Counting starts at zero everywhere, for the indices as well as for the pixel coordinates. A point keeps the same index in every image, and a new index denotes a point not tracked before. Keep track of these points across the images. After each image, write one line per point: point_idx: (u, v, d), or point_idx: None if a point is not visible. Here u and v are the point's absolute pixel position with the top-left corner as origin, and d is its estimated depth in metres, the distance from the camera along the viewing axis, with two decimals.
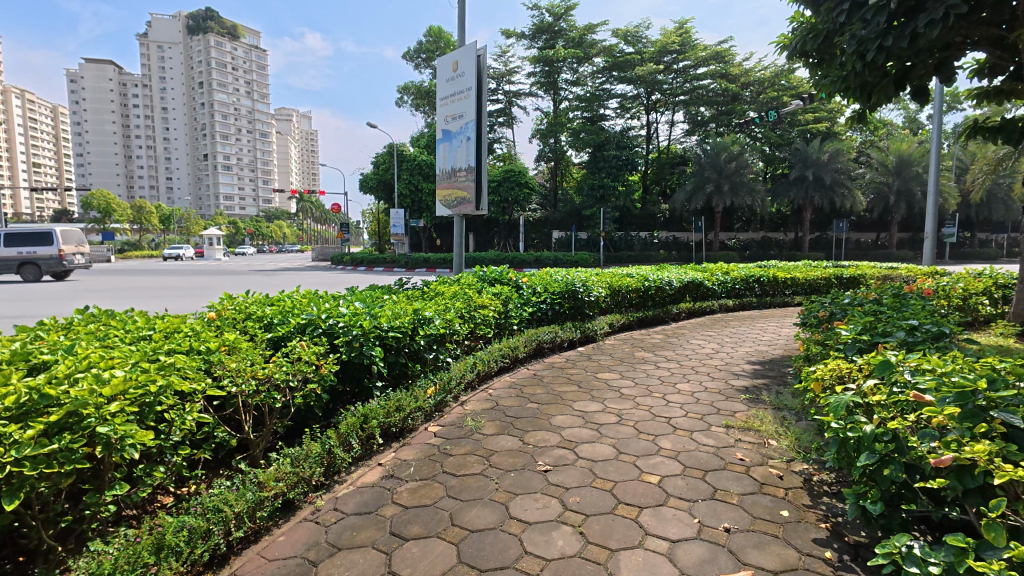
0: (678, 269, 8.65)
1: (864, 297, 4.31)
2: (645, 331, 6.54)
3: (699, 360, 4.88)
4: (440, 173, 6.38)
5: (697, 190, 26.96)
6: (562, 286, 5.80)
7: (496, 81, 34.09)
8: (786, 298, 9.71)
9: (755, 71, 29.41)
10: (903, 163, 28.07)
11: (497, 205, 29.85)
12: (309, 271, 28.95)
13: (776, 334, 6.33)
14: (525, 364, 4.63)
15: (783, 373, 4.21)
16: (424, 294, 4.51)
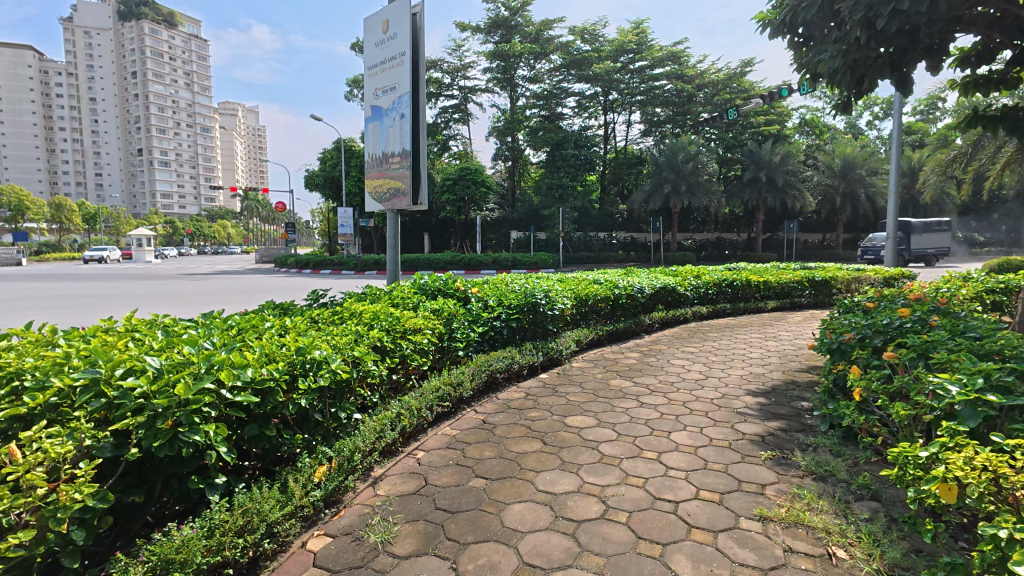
0: (648, 274, 7.79)
1: (891, 313, 3.51)
2: (616, 349, 5.58)
3: (691, 388, 3.96)
4: (368, 158, 5.18)
5: (655, 190, 26.74)
6: (521, 298, 4.76)
7: (450, 76, 32.89)
8: (759, 303, 9.02)
9: (709, 73, 29.59)
10: (848, 166, 28.79)
11: (453, 204, 28.53)
12: (249, 275, 26.79)
13: (764, 350, 5.52)
14: (474, 405, 3.57)
15: (800, 412, 3.31)
16: (333, 317, 3.35)
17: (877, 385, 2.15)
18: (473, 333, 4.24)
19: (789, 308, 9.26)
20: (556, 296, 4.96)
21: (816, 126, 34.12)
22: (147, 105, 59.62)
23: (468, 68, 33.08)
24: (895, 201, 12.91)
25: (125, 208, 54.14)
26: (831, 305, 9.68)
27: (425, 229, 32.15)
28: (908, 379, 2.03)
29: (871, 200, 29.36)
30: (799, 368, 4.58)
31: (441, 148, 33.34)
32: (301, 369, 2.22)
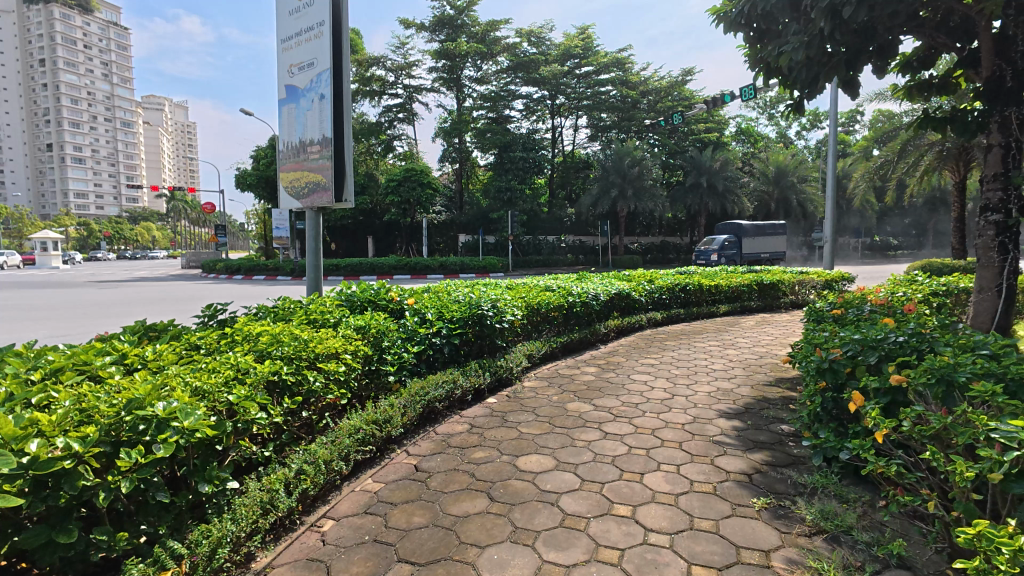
0: (601, 279, 7.39)
1: (871, 324, 3.19)
2: (572, 363, 5.07)
3: (658, 411, 3.50)
4: (282, 147, 4.40)
5: (602, 194, 26.91)
6: (465, 309, 4.17)
7: (394, 74, 31.82)
8: (711, 307, 8.85)
9: (652, 80, 30.29)
10: (781, 172, 30.21)
11: (397, 206, 27.46)
12: (173, 281, 24.56)
13: (725, 359, 5.20)
14: (405, 444, 2.94)
15: (785, 440, 2.90)
16: (221, 343, 2.62)
17: (903, 426, 1.73)
18: (408, 353, 3.59)
19: (739, 312, 9.16)
20: (504, 307, 4.40)
21: (750, 135, 35.68)
22: (57, 97, 54.31)
23: (412, 66, 32.12)
24: (832, 207, 13.36)
25: (30, 208, 48.85)
26: (778, 308, 9.70)
27: (369, 232, 30.79)
28: (948, 420, 1.61)
29: (802, 206, 30.91)
30: (767, 382, 4.22)
31: (384, 149, 32.11)
32: (130, 434, 1.51)
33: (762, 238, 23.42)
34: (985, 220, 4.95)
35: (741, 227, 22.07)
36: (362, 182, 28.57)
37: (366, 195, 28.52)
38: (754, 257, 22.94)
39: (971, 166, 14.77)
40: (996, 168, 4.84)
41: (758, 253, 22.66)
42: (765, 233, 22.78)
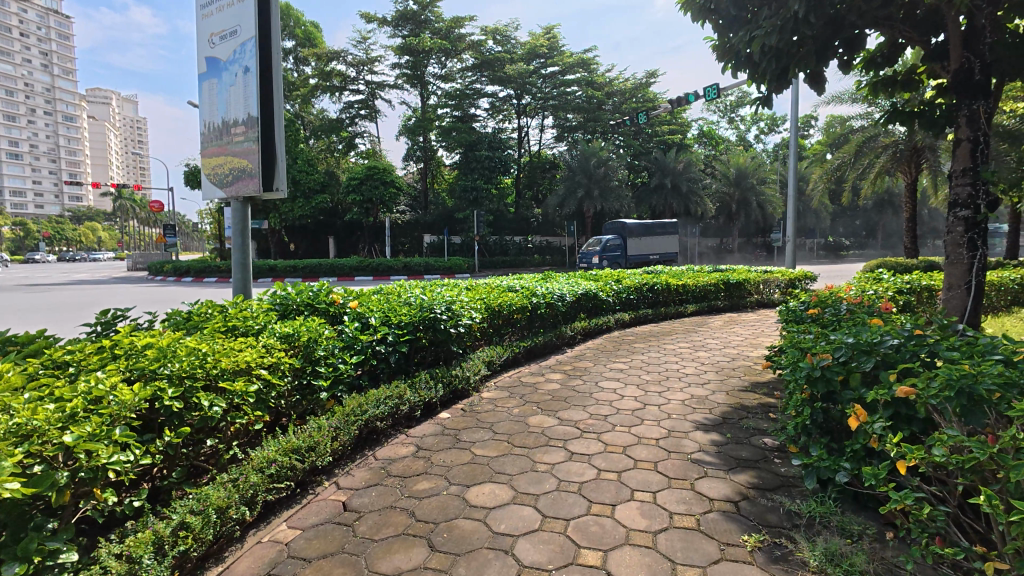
0: (567, 279, 7.06)
1: (855, 326, 2.93)
2: (537, 370, 4.67)
3: (631, 423, 3.16)
4: (203, 129, 3.84)
5: (569, 194, 26.81)
6: (416, 312, 3.72)
7: (356, 69, 30.86)
8: (679, 306, 8.66)
9: (616, 81, 30.46)
10: (741, 174, 30.89)
11: (360, 205, 26.55)
12: (116, 283, 23.04)
13: (697, 363, 4.92)
14: (336, 474, 2.48)
15: (770, 458, 2.59)
16: (95, 359, 2.11)
17: (939, 459, 1.42)
18: (346, 363, 3.13)
19: (706, 311, 9.01)
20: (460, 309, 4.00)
21: (712, 138, 36.39)
22: None
23: (375, 62, 31.28)
24: (793, 207, 13.51)
25: None
26: (744, 307, 9.60)
27: (330, 232, 29.77)
28: (994, 450, 1.30)
29: (762, 207, 31.68)
30: (743, 389, 3.92)
31: (346, 146, 31.11)
32: None
33: (649, 238, 22.47)
34: (954, 217, 4.83)
35: (624, 226, 21.11)
36: (322, 180, 27.57)
37: (326, 194, 27.53)
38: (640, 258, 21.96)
39: (922, 169, 15.24)
40: (965, 163, 4.71)
41: (646, 255, 21.70)
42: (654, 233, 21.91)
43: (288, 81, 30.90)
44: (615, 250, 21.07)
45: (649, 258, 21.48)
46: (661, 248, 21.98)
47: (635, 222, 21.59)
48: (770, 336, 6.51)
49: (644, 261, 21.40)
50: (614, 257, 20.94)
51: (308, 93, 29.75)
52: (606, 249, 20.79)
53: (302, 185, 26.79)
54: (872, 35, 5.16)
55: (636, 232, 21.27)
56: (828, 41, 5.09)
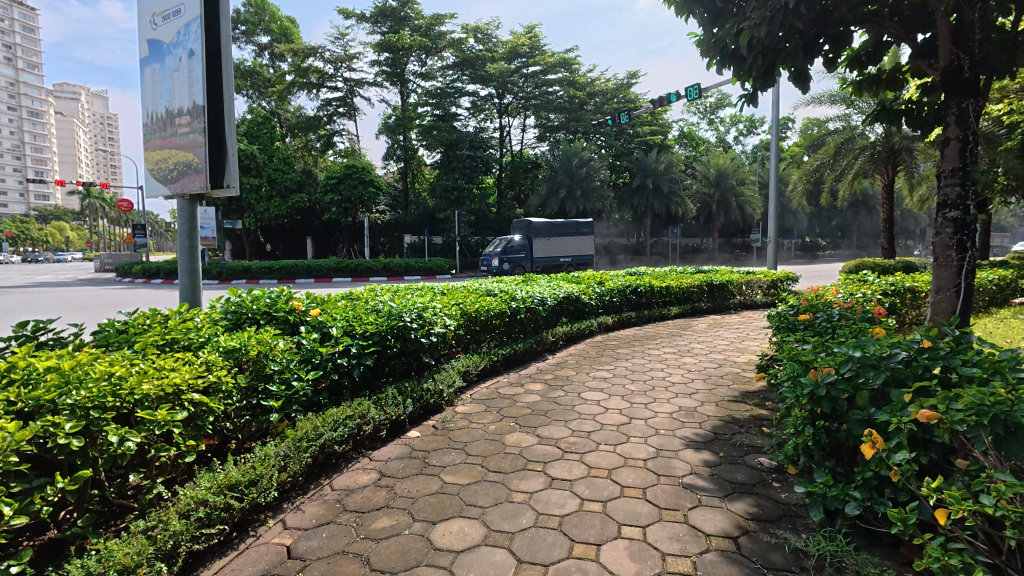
0: (548, 281, 6.83)
1: (856, 336, 2.72)
2: (517, 379, 4.41)
3: (616, 441, 2.92)
4: (146, 119, 3.48)
5: (551, 195, 26.66)
6: (384, 321, 3.43)
7: (334, 66, 30.20)
8: (662, 308, 8.50)
9: (598, 81, 30.39)
10: (721, 175, 31.11)
11: (338, 204, 25.95)
12: (81, 285, 22.16)
13: (684, 369, 4.72)
14: (284, 511, 2.18)
15: (769, 481, 2.37)
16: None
17: (998, 511, 1.18)
18: (302, 380, 2.83)
19: (690, 313, 8.86)
20: (432, 318, 3.72)
21: (692, 139, 36.62)
22: None
23: (353, 59, 30.65)
24: (774, 207, 13.52)
25: None
26: (727, 309, 9.48)
27: (308, 232, 29.08)
28: None
29: (741, 208, 31.93)
30: (733, 399, 3.71)
31: (324, 145, 30.43)
32: None
33: (559, 239, 20.65)
34: (943, 217, 4.72)
35: (531, 226, 19.46)
36: (299, 179, 26.90)
37: (303, 193, 26.86)
38: (549, 261, 20.16)
39: (899, 170, 15.39)
40: (954, 162, 4.60)
41: (556, 258, 20.02)
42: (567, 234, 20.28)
43: (263, 78, 30.14)
44: (522, 252, 19.44)
45: (561, 261, 19.87)
46: (574, 250, 20.34)
47: (544, 222, 19.95)
48: (757, 339, 6.37)
49: (554, 265, 19.73)
50: (520, 260, 19.33)
51: (285, 90, 29.03)
52: (511, 251, 19.17)
53: (278, 184, 26.10)
54: (859, 33, 5.06)
55: (546, 233, 19.64)
56: (816, 36, 4.97)
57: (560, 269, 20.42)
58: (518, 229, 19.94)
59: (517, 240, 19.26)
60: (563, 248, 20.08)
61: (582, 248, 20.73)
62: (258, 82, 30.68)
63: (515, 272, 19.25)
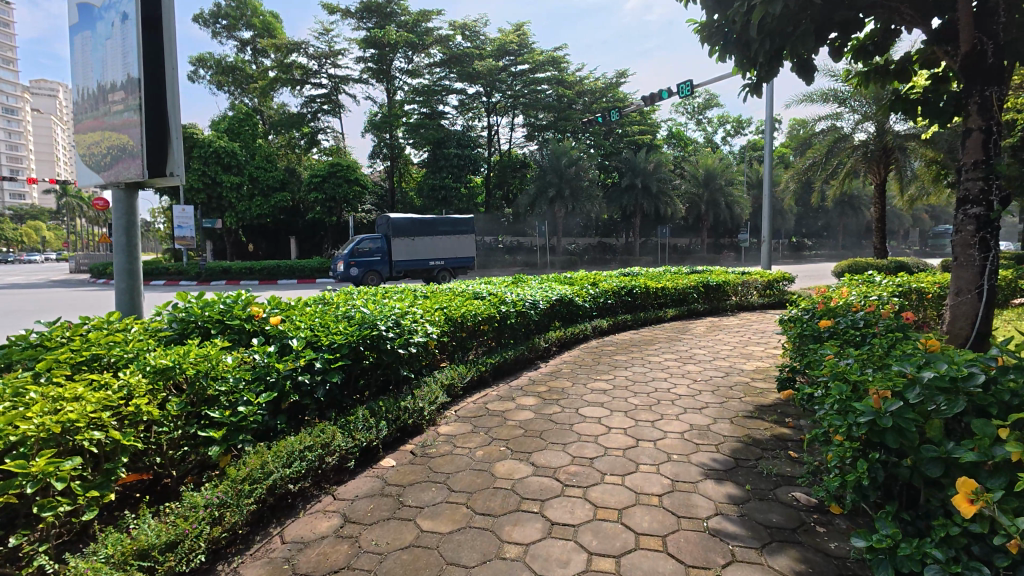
0: (539, 283, 6.43)
1: (905, 350, 2.34)
2: (509, 393, 3.97)
3: (623, 470, 2.51)
4: (76, 97, 3.00)
5: (539, 194, 26.30)
6: (354, 330, 2.98)
7: (318, 62, 29.51)
8: (658, 310, 8.13)
9: (586, 80, 30.06)
10: (710, 175, 30.96)
11: (322, 203, 25.29)
12: (52, 287, 21.25)
13: (689, 379, 4.34)
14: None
15: (812, 524, 1.99)
16: None
17: None
18: (253, 404, 2.37)
19: (686, 316, 8.50)
20: (410, 326, 3.28)
21: (680, 139, 36.52)
22: None
23: (338, 55, 29.99)
24: (768, 205, 13.25)
25: None
26: (724, 311, 9.14)
27: (292, 232, 28.35)
28: None
29: (730, 208, 31.77)
30: (749, 415, 3.33)
31: (308, 143, 29.72)
32: None
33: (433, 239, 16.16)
34: (963, 214, 4.41)
35: (390, 223, 15.25)
36: (281, 178, 26.19)
37: (286, 192, 26.15)
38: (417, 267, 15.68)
39: (891, 169, 15.21)
40: (976, 155, 4.29)
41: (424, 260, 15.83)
42: (440, 232, 15.88)
43: (245, 74, 29.39)
44: (375, 255, 15.12)
45: (432, 266, 15.70)
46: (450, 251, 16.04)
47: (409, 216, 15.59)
48: (760, 343, 6.02)
49: (421, 271, 15.48)
50: (374, 265, 15.01)
51: (267, 86, 28.27)
52: (361, 253, 14.82)
53: (261, 182, 25.39)
54: (870, 19, 4.75)
55: (414, 231, 15.40)
56: (824, 22, 4.67)
57: (431, 275, 16.16)
58: (379, 226, 15.69)
59: (370, 240, 14.95)
60: (433, 249, 15.74)
61: (463, 249, 16.34)
62: (240, 78, 29.91)
63: (365, 281, 15.02)
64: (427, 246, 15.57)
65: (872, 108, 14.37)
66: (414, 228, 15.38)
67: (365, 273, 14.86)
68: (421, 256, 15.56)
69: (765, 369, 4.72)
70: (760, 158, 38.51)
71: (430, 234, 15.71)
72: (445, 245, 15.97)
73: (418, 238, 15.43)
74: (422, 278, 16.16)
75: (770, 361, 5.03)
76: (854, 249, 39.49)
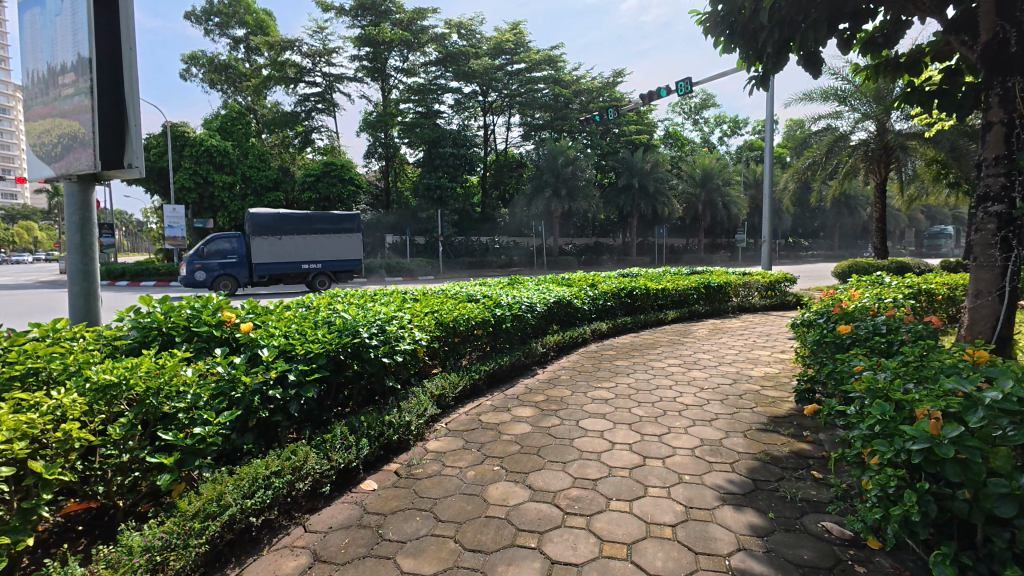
0: (536, 284, 6.17)
1: (943, 362, 2.09)
2: (504, 403, 3.71)
3: (629, 495, 2.26)
4: (26, 81, 2.73)
5: (536, 194, 26.06)
6: (332, 338, 2.71)
7: (312, 60, 29.15)
8: (658, 312, 7.88)
9: (583, 80, 29.81)
10: (707, 175, 30.78)
11: (316, 203, 24.99)
12: (39, 288, 20.79)
13: (696, 387, 4.09)
14: None
15: (845, 561, 1.76)
16: None
17: None
18: (212, 423, 2.10)
19: (687, 317, 8.25)
20: (396, 332, 3.01)
21: (677, 139, 36.36)
22: None
23: (332, 53, 29.68)
24: (769, 204, 13.00)
25: None
26: (725, 313, 8.92)
27: None
28: None
29: (728, 208, 31.58)
30: (764, 429, 3.08)
31: (302, 142, 29.40)
32: None
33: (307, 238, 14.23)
34: (983, 211, 4.14)
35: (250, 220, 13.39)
36: (275, 177, 25.84)
37: (280, 191, 25.83)
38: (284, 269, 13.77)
39: (891, 168, 15.03)
40: (998, 149, 4.01)
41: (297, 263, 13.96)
42: (312, 231, 14.12)
43: (239, 72, 29.03)
44: (231, 257, 13.26)
45: (304, 269, 13.92)
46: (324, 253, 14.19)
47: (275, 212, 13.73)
48: (767, 347, 5.77)
49: (289, 274, 13.68)
50: (228, 267, 13.28)
51: (261, 84, 27.92)
52: (210, 255, 13.01)
53: (253, 182, 25.05)
54: (881, 9, 4.52)
55: (282, 229, 13.63)
56: (835, 11, 4.44)
57: (307, 281, 14.34)
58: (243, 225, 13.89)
59: (225, 239, 13.19)
60: (304, 249, 13.93)
61: (347, 251, 14.59)
62: (233, 76, 29.56)
63: (217, 285, 13.22)
64: (298, 247, 13.80)
65: (872, 108, 14.22)
66: (281, 226, 13.60)
67: (216, 276, 13.08)
68: (290, 258, 13.76)
69: (775, 375, 4.48)
70: (757, 158, 38.38)
71: (302, 232, 13.91)
72: (319, 246, 14.21)
73: (287, 238, 13.68)
74: (299, 283, 14.26)
75: (778, 367, 4.79)
76: (850, 249, 39.47)
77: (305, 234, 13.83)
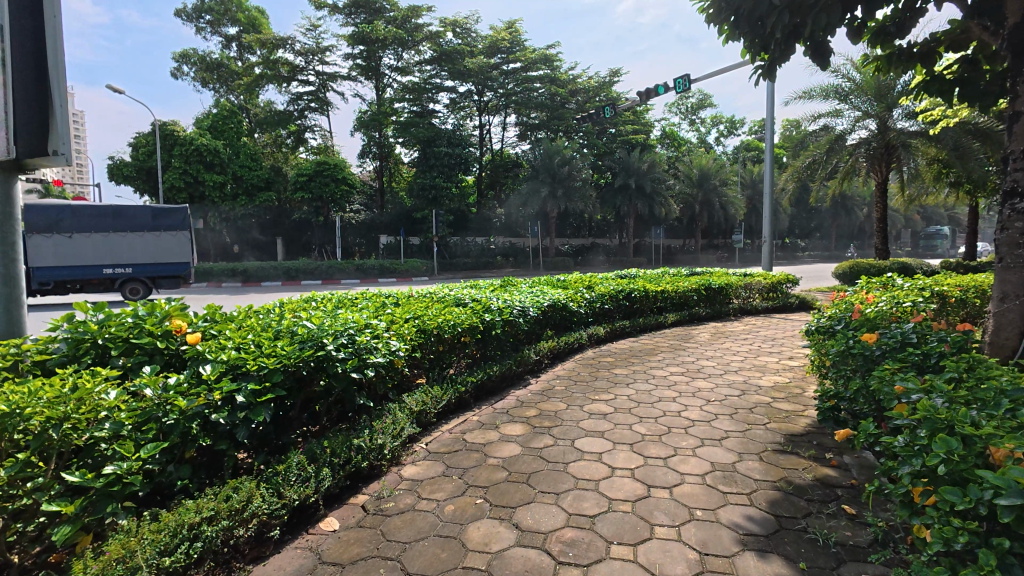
0: (529, 287, 5.85)
1: (1005, 384, 1.76)
2: (492, 418, 3.37)
3: (634, 537, 1.93)
4: None
5: (532, 194, 25.73)
6: (292, 352, 2.37)
7: (305, 58, 28.74)
8: (657, 315, 7.56)
9: (579, 79, 29.50)
10: (704, 175, 30.52)
11: (308, 203, 24.56)
12: None
13: (701, 398, 3.77)
14: None
15: None
16: None
17: None
18: (136, 457, 1.75)
19: (687, 321, 7.93)
20: (368, 343, 2.67)
21: (674, 139, 36.12)
22: None
23: (326, 52, 29.28)
24: (769, 204, 12.70)
25: None
26: (727, 316, 8.59)
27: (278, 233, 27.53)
28: None
29: (725, 208, 31.31)
30: (781, 450, 2.75)
31: (295, 141, 28.98)
32: None
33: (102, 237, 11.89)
34: (1009, 208, 3.39)
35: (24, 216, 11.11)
36: (267, 176, 25.41)
37: (271, 192, 25.43)
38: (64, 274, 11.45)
39: (892, 168, 14.77)
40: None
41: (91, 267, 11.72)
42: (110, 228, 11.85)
43: (231, 71, 28.61)
44: None
45: (104, 273, 11.76)
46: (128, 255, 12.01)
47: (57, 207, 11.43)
48: (773, 353, 5.46)
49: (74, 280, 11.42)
50: None
51: (253, 82, 27.49)
52: None
53: (245, 182, 24.62)
54: None
55: (70, 227, 11.44)
56: None
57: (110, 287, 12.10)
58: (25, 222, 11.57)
59: None
60: (101, 251, 11.74)
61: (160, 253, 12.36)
62: (224, 75, 29.13)
63: None
64: (95, 246, 11.63)
65: (873, 106, 14.01)
66: (68, 222, 11.42)
67: None
68: (82, 260, 11.54)
69: (785, 385, 4.17)
70: (755, 158, 38.16)
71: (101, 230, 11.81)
72: (123, 246, 11.98)
73: (78, 236, 11.49)
74: (100, 290, 12.07)
75: (788, 376, 4.46)
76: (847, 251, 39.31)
77: (104, 232, 11.68)
